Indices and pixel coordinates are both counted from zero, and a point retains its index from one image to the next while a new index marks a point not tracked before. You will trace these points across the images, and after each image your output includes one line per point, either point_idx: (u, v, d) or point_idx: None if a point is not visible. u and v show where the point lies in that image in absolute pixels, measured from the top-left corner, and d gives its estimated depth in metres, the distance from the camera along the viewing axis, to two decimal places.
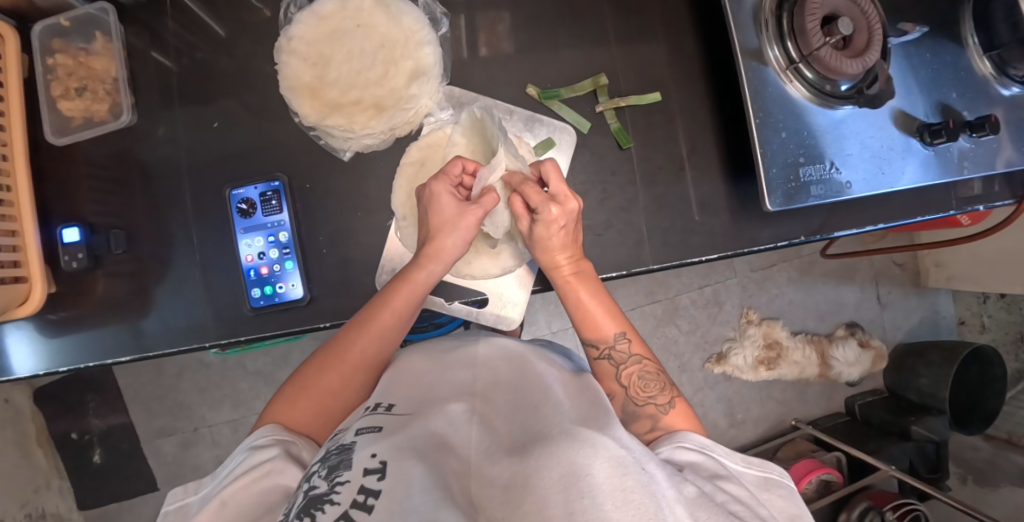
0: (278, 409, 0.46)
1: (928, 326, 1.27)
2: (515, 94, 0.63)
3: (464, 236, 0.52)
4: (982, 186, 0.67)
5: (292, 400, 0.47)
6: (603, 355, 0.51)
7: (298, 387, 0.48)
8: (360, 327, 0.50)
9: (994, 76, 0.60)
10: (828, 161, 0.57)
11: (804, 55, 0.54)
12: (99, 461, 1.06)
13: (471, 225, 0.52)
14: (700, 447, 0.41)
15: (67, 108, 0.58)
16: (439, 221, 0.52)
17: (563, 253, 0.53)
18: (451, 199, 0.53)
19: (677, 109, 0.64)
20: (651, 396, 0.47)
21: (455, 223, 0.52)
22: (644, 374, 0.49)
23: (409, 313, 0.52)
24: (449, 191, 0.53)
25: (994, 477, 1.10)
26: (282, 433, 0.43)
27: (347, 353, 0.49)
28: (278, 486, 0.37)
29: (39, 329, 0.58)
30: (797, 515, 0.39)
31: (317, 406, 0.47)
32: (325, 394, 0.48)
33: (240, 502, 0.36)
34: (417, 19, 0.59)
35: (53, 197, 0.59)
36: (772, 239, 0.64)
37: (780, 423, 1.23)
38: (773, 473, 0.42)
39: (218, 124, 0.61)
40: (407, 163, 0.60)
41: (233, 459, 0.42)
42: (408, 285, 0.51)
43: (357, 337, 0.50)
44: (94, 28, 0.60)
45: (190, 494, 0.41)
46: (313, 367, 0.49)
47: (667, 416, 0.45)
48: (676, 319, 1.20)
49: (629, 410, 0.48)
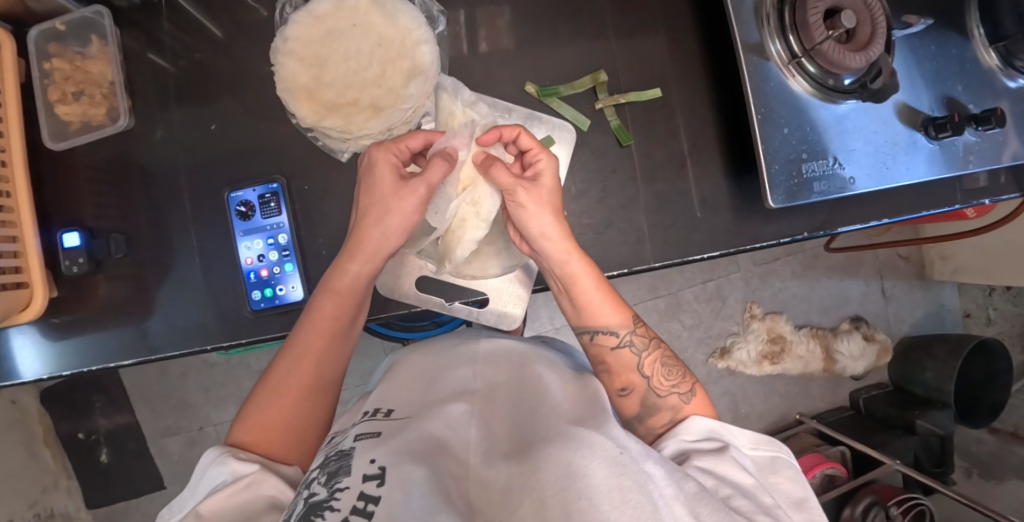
0: (233, 452, 0.44)
1: (933, 319, 1.26)
2: (513, 92, 0.62)
3: (401, 216, 0.49)
4: (988, 179, 0.66)
5: (251, 434, 0.45)
6: (623, 343, 0.50)
7: (248, 427, 0.46)
8: (296, 348, 0.49)
9: (1000, 68, 0.59)
10: (831, 157, 0.56)
11: (806, 49, 0.54)
12: (106, 460, 1.07)
13: (411, 203, 0.49)
14: (710, 435, 0.41)
15: (65, 113, 0.58)
16: (378, 195, 0.48)
17: (552, 222, 0.49)
18: (392, 172, 0.49)
19: (678, 105, 0.63)
20: (673, 386, 0.47)
21: (395, 199, 0.48)
22: (666, 361, 0.49)
23: (347, 316, 0.51)
24: (392, 164, 0.49)
25: (1000, 471, 1.09)
26: (243, 453, 0.43)
27: (291, 378, 0.48)
28: (260, 497, 0.37)
29: (44, 333, 0.58)
30: (804, 499, 0.38)
31: (277, 435, 0.46)
32: (279, 420, 0.46)
33: (218, 512, 0.36)
34: (413, 18, 0.59)
35: (53, 201, 0.59)
36: (775, 236, 0.63)
37: (784, 417, 1.23)
38: (781, 453, 0.41)
39: (216, 126, 0.60)
40: (399, 167, 0.59)
41: (201, 478, 0.41)
42: (336, 290, 0.50)
43: (297, 358, 0.48)
44: (90, 31, 0.59)
45: (173, 511, 0.41)
46: (258, 403, 0.47)
47: (689, 405, 0.46)
48: (679, 314, 1.20)
49: (649, 403, 0.47)
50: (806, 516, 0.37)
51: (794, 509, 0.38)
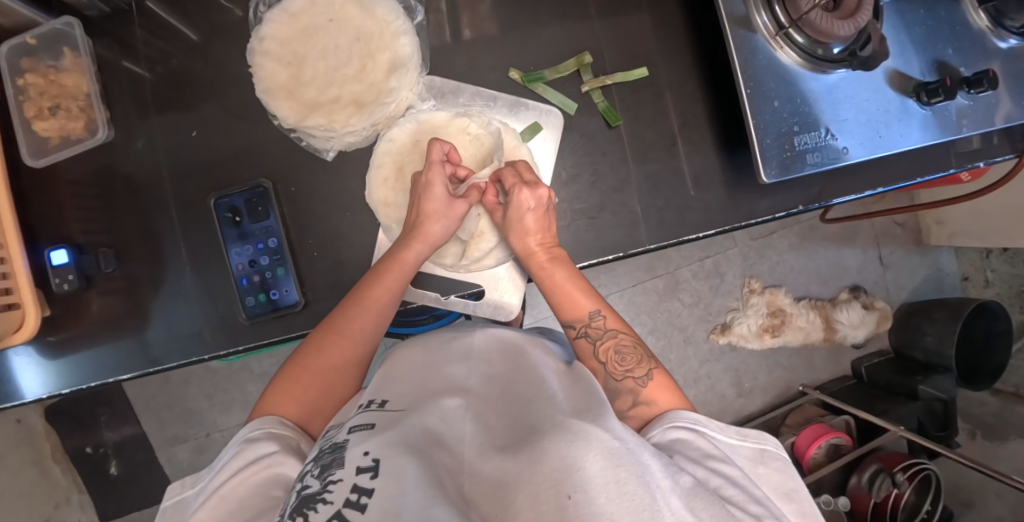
0: (273, 401, 0.45)
1: (932, 284, 1.26)
2: (497, 78, 0.61)
3: (452, 224, 0.55)
4: (981, 140, 0.65)
5: (288, 384, 0.46)
6: (580, 333, 0.51)
7: (299, 363, 0.48)
8: (357, 302, 0.50)
9: (990, 29, 0.58)
10: (823, 128, 0.55)
11: (793, 20, 0.53)
12: (116, 472, 1.07)
13: (459, 214, 0.55)
14: (692, 425, 0.39)
15: (43, 129, 0.57)
16: (430, 207, 0.54)
17: (537, 239, 0.55)
18: (443, 188, 0.55)
19: (665, 83, 0.62)
20: (628, 370, 0.47)
21: (446, 209, 0.54)
22: (621, 347, 0.48)
23: (395, 295, 0.52)
24: (441, 180, 0.55)
25: (1003, 431, 1.09)
26: (277, 427, 0.42)
27: (348, 330, 0.49)
28: (280, 479, 0.37)
29: (42, 351, 0.58)
30: (792, 490, 0.39)
31: (321, 383, 0.47)
32: (327, 370, 0.48)
33: (237, 495, 0.35)
34: (391, 9, 0.58)
35: (39, 219, 0.58)
36: (771, 210, 0.63)
37: (788, 390, 1.24)
38: (767, 445, 0.41)
39: (197, 133, 0.59)
40: (378, 168, 0.59)
41: (226, 451, 0.41)
42: (397, 264, 0.52)
43: (354, 313, 0.49)
44: (61, 43, 0.58)
45: (188, 488, 0.42)
46: (314, 344, 0.49)
47: (646, 389, 0.45)
48: (678, 293, 1.20)
49: (611, 388, 0.47)
50: (795, 509, 0.37)
51: (782, 500, 0.38)
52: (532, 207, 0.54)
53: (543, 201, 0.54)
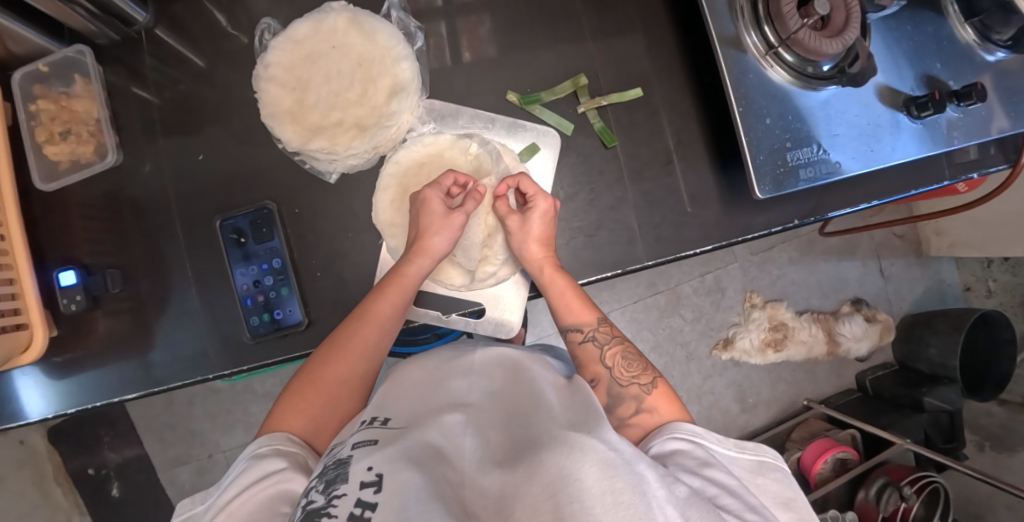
0: (280, 417, 0.46)
1: (934, 295, 1.26)
2: (494, 100, 0.63)
3: (451, 235, 0.57)
4: (978, 152, 0.66)
5: (294, 402, 0.47)
6: (587, 338, 0.53)
7: (305, 381, 0.48)
8: (360, 318, 0.51)
9: (978, 42, 0.60)
10: (816, 144, 0.56)
11: (782, 39, 0.54)
12: (118, 494, 1.07)
13: (457, 225, 0.57)
14: (691, 436, 0.40)
15: (54, 152, 0.59)
16: (428, 221, 0.57)
17: (541, 247, 0.56)
18: (437, 202, 0.58)
19: (660, 102, 0.64)
20: (634, 376, 0.47)
21: (443, 222, 0.57)
22: (627, 355, 0.50)
23: (402, 310, 0.53)
24: (437, 198, 0.58)
25: (1011, 441, 1.09)
26: (285, 444, 0.43)
27: (350, 344, 0.50)
28: (285, 493, 0.37)
29: (47, 372, 0.59)
30: (791, 499, 0.39)
31: (326, 396, 0.48)
32: (333, 384, 0.48)
33: (247, 510, 0.35)
34: (391, 35, 0.60)
35: (48, 241, 0.60)
36: (767, 225, 0.64)
37: (792, 404, 1.23)
38: (767, 457, 0.41)
39: (203, 156, 0.61)
40: (384, 190, 0.61)
41: (235, 468, 0.41)
42: (399, 278, 0.53)
43: (357, 328, 0.50)
44: (72, 71, 0.60)
45: (198, 504, 0.42)
46: (319, 361, 0.49)
47: (651, 396, 0.45)
48: (679, 308, 1.20)
49: (614, 393, 0.47)
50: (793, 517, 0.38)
51: (782, 509, 0.38)
52: (532, 221, 0.56)
53: (545, 215, 0.56)
